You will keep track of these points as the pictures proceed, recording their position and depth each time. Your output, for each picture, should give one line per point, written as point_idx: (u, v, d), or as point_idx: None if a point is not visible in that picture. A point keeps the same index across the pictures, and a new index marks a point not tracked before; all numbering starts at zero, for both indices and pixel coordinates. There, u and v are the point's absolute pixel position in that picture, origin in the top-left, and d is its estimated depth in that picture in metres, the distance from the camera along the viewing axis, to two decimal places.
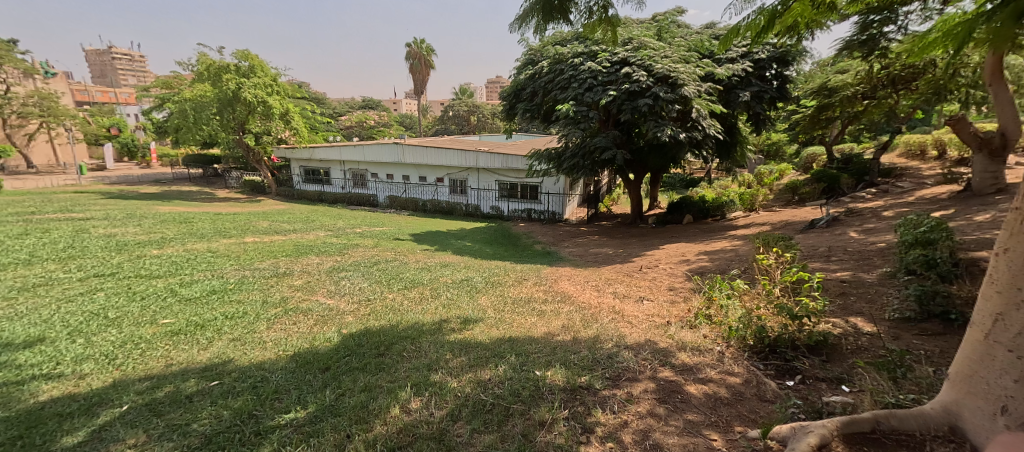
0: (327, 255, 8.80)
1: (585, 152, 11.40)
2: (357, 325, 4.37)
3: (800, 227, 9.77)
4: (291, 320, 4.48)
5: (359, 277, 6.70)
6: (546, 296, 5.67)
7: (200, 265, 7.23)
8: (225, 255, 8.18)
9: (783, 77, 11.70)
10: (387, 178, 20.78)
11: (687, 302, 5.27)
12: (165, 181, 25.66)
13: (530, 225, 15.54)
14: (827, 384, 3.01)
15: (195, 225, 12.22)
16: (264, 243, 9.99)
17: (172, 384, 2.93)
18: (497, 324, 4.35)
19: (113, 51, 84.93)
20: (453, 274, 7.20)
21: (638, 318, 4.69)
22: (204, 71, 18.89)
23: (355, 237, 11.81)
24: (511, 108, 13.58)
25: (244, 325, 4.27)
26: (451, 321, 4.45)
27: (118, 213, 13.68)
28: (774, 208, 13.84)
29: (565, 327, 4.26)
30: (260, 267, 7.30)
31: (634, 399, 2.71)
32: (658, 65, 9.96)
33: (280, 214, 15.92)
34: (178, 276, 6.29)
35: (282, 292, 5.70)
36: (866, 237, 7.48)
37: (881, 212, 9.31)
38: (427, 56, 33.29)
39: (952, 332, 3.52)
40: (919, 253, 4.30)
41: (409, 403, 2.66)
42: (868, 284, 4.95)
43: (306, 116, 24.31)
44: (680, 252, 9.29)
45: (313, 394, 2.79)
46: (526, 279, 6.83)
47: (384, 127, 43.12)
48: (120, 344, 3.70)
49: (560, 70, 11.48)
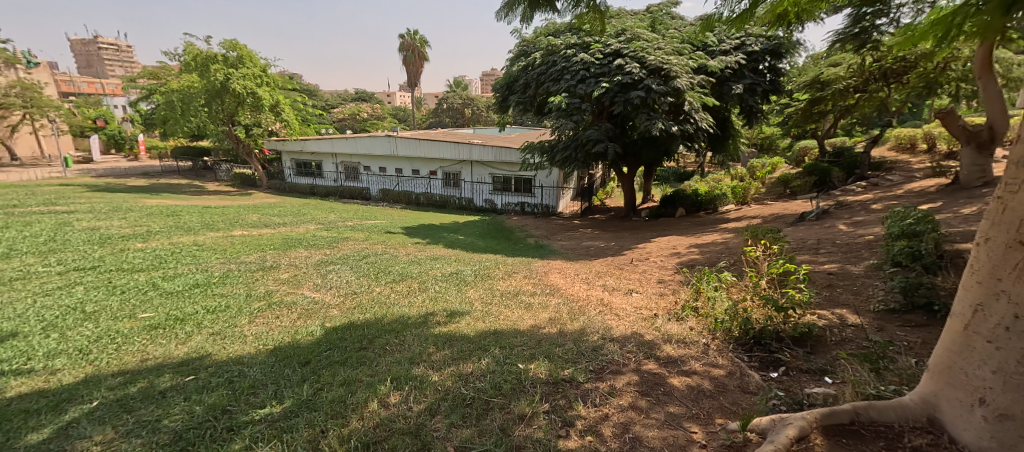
0: (316, 248, 8.71)
1: (578, 145, 11.32)
2: (342, 318, 4.31)
3: (790, 219, 9.81)
4: (274, 314, 4.42)
5: (347, 271, 6.62)
6: (535, 289, 5.64)
7: (184, 258, 7.11)
8: (210, 248, 8.05)
9: (776, 70, 11.71)
10: (380, 171, 20.60)
11: (676, 294, 5.26)
12: (153, 174, 25.33)
13: (523, 219, 15.51)
14: (811, 375, 2.99)
15: (182, 218, 12.08)
16: (252, 236, 9.87)
17: (146, 380, 2.90)
18: (483, 317, 4.31)
19: (100, 41, 83.68)
20: (444, 267, 7.16)
21: (626, 310, 4.69)
22: (191, 62, 18.58)
23: (346, 230, 11.70)
24: (504, 100, 13.50)
25: (225, 318, 4.21)
26: (438, 314, 4.42)
27: (105, 206, 13.46)
28: (766, 201, 13.90)
29: (552, 320, 4.23)
30: (247, 261, 7.19)
31: (616, 393, 2.68)
32: (651, 57, 9.93)
33: (270, 208, 15.75)
34: (162, 270, 6.19)
35: (267, 285, 5.61)
36: (855, 230, 7.52)
37: (871, 205, 9.35)
38: (420, 48, 32.92)
39: (935, 323, 3.52)
40: (905, 245, 4.29)
41: (388, 397, 2.61)
42: (855, 276, 4.96)
43: (298, 108, 24.08)
44: (671, 245, 9.29)
45: (291, 388, 2.74)
46: (516, 272, 6.80)
47: (377, 119, 42.73)
48: (96, 338, 3.63)
49: (552, 61, 11.38)
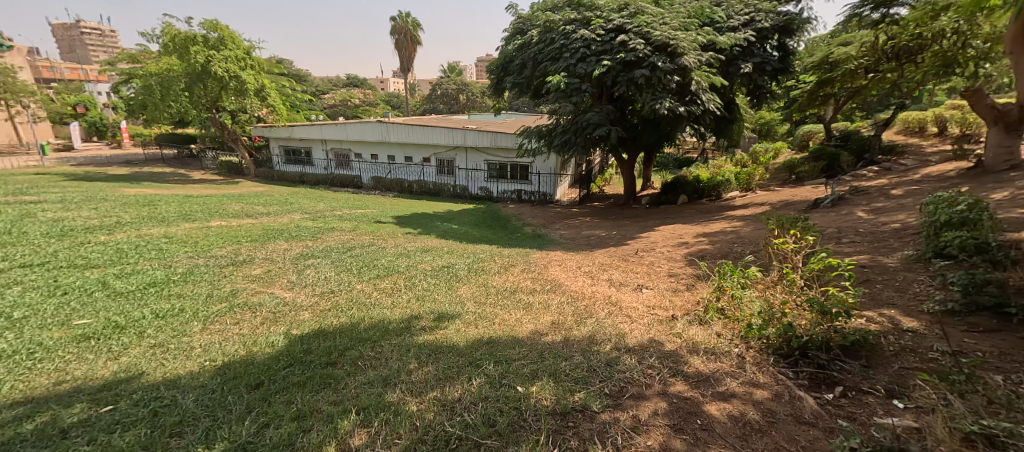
0: (298, 240, 8.08)
1: (576, 129, 10.66)
2: (312, 324, 3.72)
3: (802, 206, 9.26)
4: (236, 318, 3.83)
5: (327, 266, 6.00)
6: (534, 285, 5.05)
7: (149, 252, 6.49)
8: (181, 241, 7.42)
9: (785, 48, 11.07)
10: (371, 158, 19.87)
11: (692, 291, 4.68)
12: (136, 162, 24.48)
13: (520, 207, 14.90)
14: (876, 398, 2.43)
15: (158, 208, 11.39)
16: (230, 226, 9.22)
17: (51, 411, 2.35)
18: (475, 321, 3.72)
19: (82, 25, 81.82)
20: (433, 261, 6.56)
21: (638, 311, 4.11)
22: (169, 43, 17.67)
23: (332, 220, 11.08)
24: (499, 82, 12.84)
25: (177, 324, 3.65)
26: (423, 318, 3.83)
27: (78, 196, 12.73)
28: (772, 187, 13.35)
29: (555, 324, 3.65)
30: (218, 255, 6.56)
31: (642, 428, 2.13)
32: (657, 32, 9.24)
33: (255, 197, 15.04)
34: (121, 266, 5.59)
35: (235, 283, 5.00)
36: (877, 217, 6.98)
37: (890, 190, 8.78)
38: (413, 31, 31.86)
39: (1012, 329, 2.94)
40: (969, 236, 3.76)
41: (350, 439, 2.07)
42: (892, 270, 4.39)
43: (286, 93, 23.20)
44: (677, 234, 8.72)
45: (228, 426, 2.18)
46: (513, 266, 6.23)
47: (370, 106, 41.73)
48: (9, 353, 3.06)
49: (550, 39, 10.64)
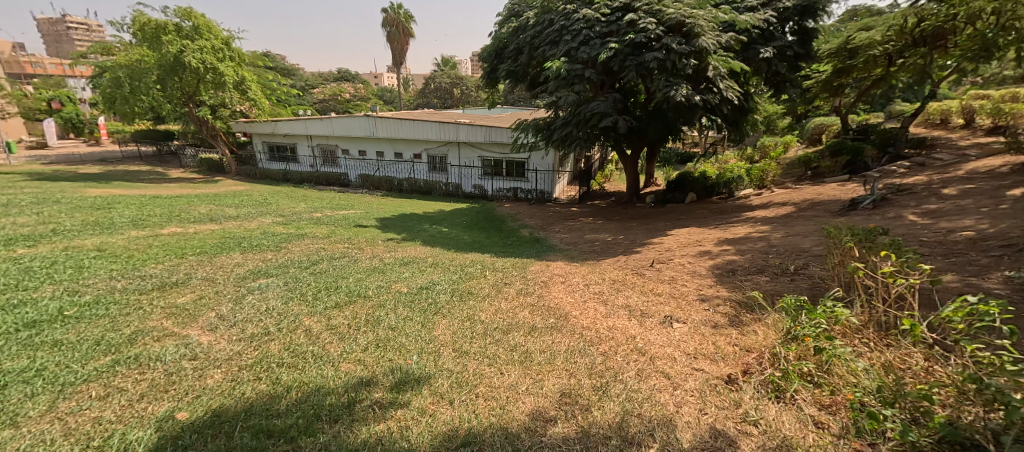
0: (257, 251, 6.89)
1: (579, 121, 9.43)
2: (214, 395, 2.59)
3: (836, 207, 8.15)
4: (107, 387, 2.66)
5: (276, 289, 4.80)
6: (534, 320, 3.88)
7: (64, 271, 5.30)
8: (113, 254, 6.24)
9: (807, 31, 9.91)
10: (358, 155, 18.62)
11: (741, 328, 3.53)
12: (111, 160, 23.09)
13: (516, 206, 13.78)
14: None
15: (113, 211, 10.21)
16: (184, 234, 8.07)
17: None
18: (449, 392, 2.58)
19: (67, 21, 80.24)
20: (412, 279, 5.41)
21: (678, 365, 2.96)
22: (140, 32, 16.35)
23: (306, 224, 9.90)
24: (493, 70, 11.66)
25: (9, 403, 2.49)
26: (375, 385, 2.68)
27: (30, 198, 11.59)
28: (789, 183, 12.27)
29: (566, 397, 2.53)
30: (149, 273, 5.37)
31: None
32: (670, 10, 8.08)
33: (230, 197, 13.84)
34: (12, 294, 4.42)
35: (144, 320, 3.80)
36: (937, 222, 5.89)
37: (938, 189, 7.68)
38: (405, 23, 30.49)
39: None
40: None
41: None
42: (1012, 302, 3.27)
43: (269, 86, 21.88)
44: (695, 240, 7.63)
45: None
46: (507, 284, 5.09)
47: (361, 101, 40.34)
48: None
49: (549, 20, 9.47)
